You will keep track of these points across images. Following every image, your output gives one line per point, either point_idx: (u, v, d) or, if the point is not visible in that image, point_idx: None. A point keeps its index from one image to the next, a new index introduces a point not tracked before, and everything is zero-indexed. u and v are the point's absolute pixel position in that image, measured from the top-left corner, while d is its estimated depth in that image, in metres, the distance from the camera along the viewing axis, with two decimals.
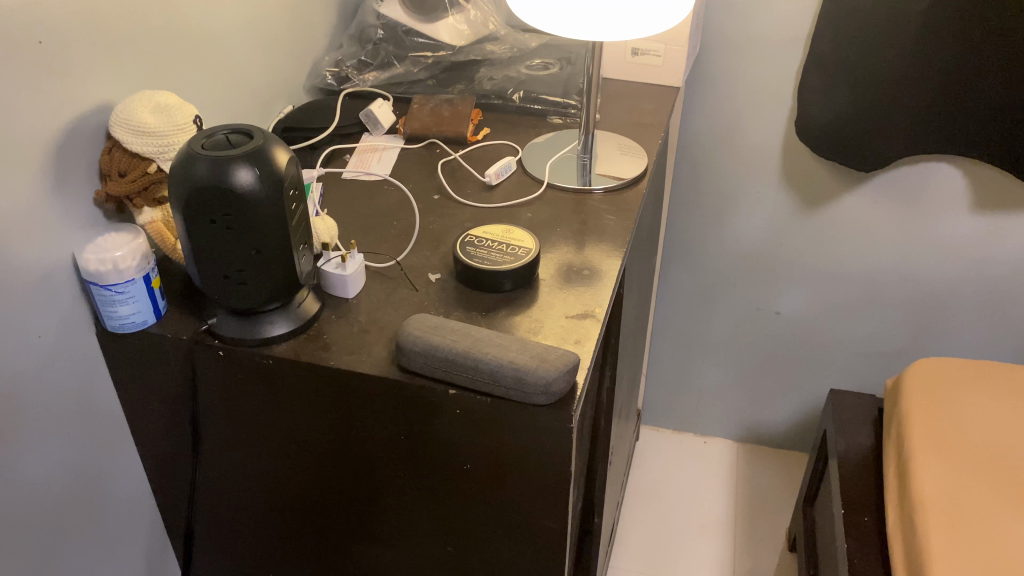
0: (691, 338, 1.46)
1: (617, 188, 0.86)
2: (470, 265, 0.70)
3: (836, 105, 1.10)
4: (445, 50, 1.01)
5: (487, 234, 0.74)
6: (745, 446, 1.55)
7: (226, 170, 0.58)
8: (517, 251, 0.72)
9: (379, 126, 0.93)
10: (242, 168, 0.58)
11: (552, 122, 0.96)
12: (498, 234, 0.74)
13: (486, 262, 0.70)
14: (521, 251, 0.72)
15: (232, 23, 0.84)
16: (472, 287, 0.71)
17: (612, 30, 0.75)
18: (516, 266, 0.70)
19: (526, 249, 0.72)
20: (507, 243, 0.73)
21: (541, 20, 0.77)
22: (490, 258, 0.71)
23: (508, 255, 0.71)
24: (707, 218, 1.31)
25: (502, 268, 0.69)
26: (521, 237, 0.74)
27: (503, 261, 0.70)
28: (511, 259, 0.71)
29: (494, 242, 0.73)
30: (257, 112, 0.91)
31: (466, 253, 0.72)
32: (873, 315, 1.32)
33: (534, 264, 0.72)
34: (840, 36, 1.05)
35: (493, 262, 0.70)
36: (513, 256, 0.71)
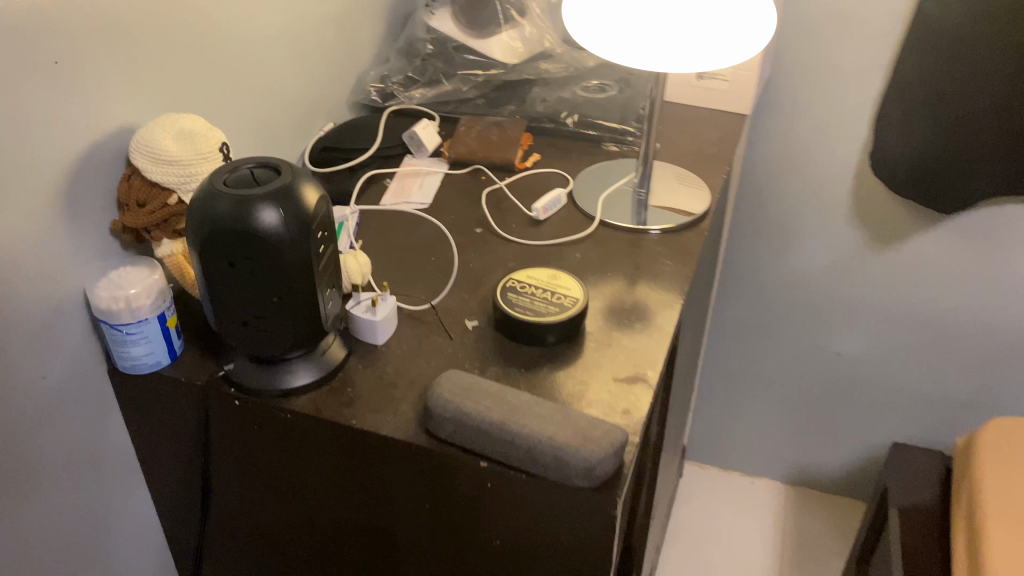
0: (743, 373, 1.38)
1: (676, 229, 0.79)
2: (513, 317, 0.64)
3: (916, 138, 1.01)
4: (497, 68, 0.95)
5: (530, 280, 0.68)
6: (794, 490, 1.47)
7: (248, 210, 0.53)
8: (564, 300, 0.65)
9: (423, 149, 0.88)
10: (265, 209, 0.53)
11: (607, 150, 0.90)
12: (542, 279, 0.68)
13: (528, 313, 0.64)
14: (567, 301, 0.65)
15: (270, 35, 0.79)
16: (512, 339, 0.65)
17: (679, 63, 0.68)
18: (563, 319, 0.63)
19: (573, 299, 0.66)
20: (553, 291, 0.67)
21: (603, 47, 0.70)
22: (534, 309, 0.64)
23: (550, 305, 0.65)
24: (768, 251, 1.23)
25: (545, 319, 0.63)
26: (568, 283, 0.67)
27: (546, 312, 0.64)
28: (555, 309, 0.64)
29: (538, 288, 0.67)
30: (295, 130, 0.86)
31: (506, 302, 0.65)
32: (944, 363, 1.22)
33: (581, 316, 0.65)
34: (924, 64, 0.96)
35: (535, 313, 0.64)
36: (558, 306, 0.65)
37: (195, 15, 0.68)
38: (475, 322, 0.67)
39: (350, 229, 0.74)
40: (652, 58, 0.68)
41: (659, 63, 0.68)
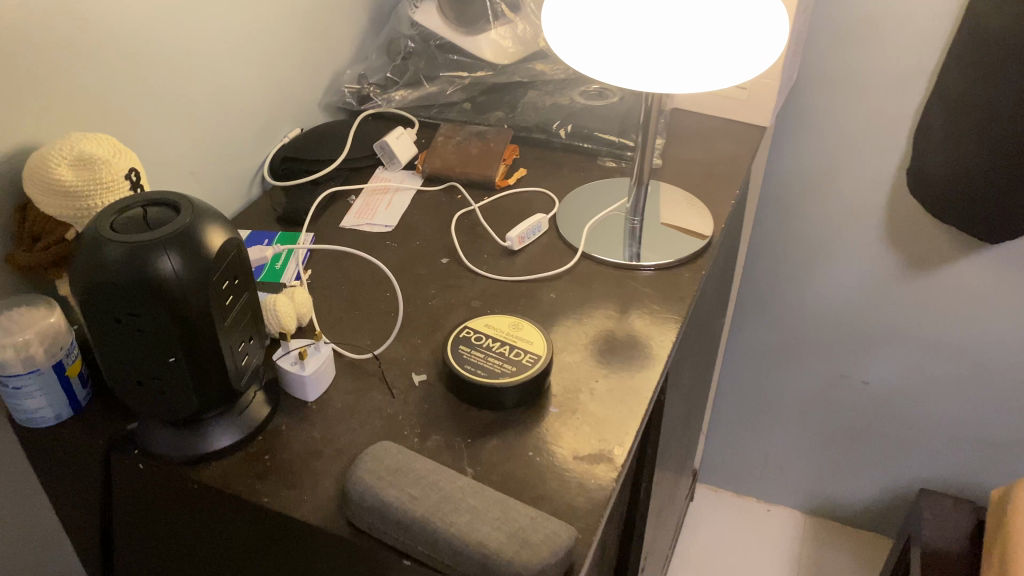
0: (762, 397, 1.28)
1: (671, 266, 0.70)
2: (464, 379, 0.55)
3: (962, 155, 0.89)
4: (485, 70, 0.87)
5: (488, 332, 0.59)
6: (813, 521, 1.37)
7: (135, 260, 0.45)
8: (525, 356, 0.56)
9: (395, 161, 0.79)
10: (155, 259, 0.45)
11: (603, 166, 0.80)
12: (502, 331, 0.59)
13: (480, 373, 0.55)
14: (527, 357, 0.56)
15: (228, 32, 0.71)
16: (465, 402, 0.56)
17: (674, 83, 0.58)
18: (521, 380, 0.54)
19: (536, 355, 0.57)
20: (513, 344, 0.58)
21: (589, 65, 0.60)
22: (489, 368, 0.56)
23: (507, 362, 0.56)
24: (792, 270, 1.13)
25: (499, 381, 0.54)
26: (534, 335, 0.58)
27: (501, 372, 0.55)
28: (512, 368, 0.56)
29: (496, 340, 0.58)
30: (258, 137, 0.77)
31: (458, 360, 0.56)
32: (984, 399, 1.10)
33: (545, 376, 0.56)
34: (973, 72, 0.85)
35: (488, 373, 0.55)
36: (516, 364, 0.56)
37: (125, 14, 0.60)
38: (425, 375, 0.58)
39: (298, 258, 0.67)
40: (636, 76, 0.58)
41: (651, 83, 0.59)
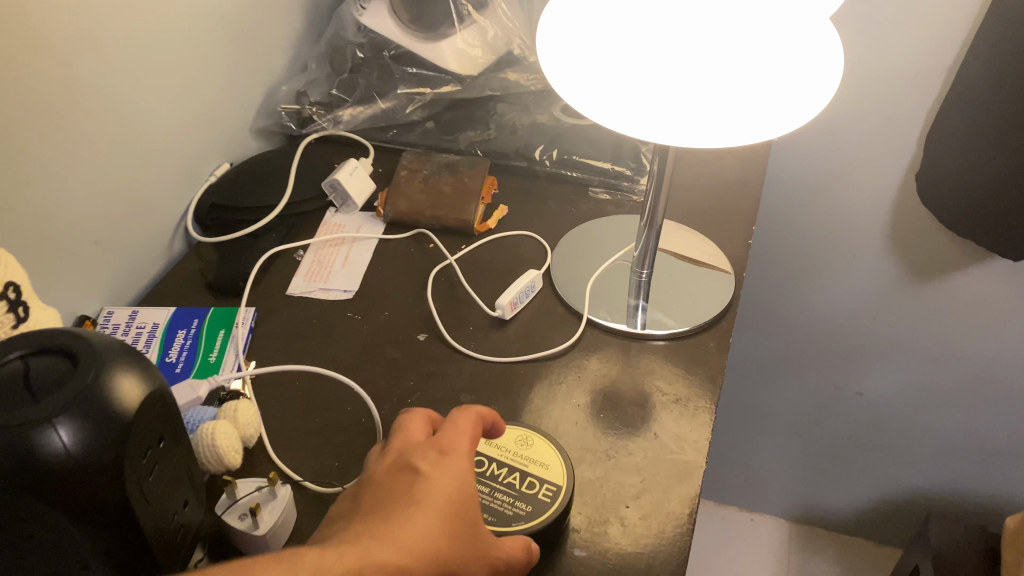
0: (747, 408, 1.21)
1: (690, 333, 0.58)
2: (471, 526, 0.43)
3: (980, 165, 0.79)
4: (450, 83, 0.73)
5: (487, 456, 0.47)
6: (799, 528, 1.32)
7: (18, 443, 0.32)
8: (542, 486, 0.46)
9: (349, 201, 0.66)
10: (49, 435, 0.32)
11: (595, 199, 0.68)
12: (506, 452, 0.48)
13: (486, 514, 0.44)
14: (545, 489, 0.46)
15: (135, 55, 0.55)
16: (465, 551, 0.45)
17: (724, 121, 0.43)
18: (546, 522, 0.44)
19: (553, 486, 0.46)
20: (522, 469, 0.47)
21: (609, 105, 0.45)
22: (499, 507, 0.44)
23: (519, 500, 0.45)
24: (784, 283, 1.05)
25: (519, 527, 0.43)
26: (547, 454, 0.48)
27: (517, 513, 0.44)
28: (526, 506, 0.44)
29: (501, 464, 0.47)
30: (179, 181, 0.62)
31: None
32: (984, 411, 1.04)
33: (565, 514, 0.45)
34: (995, 76, 0.74)
35: (500, 516, 0.44)
36: (536, 500, 0.45)
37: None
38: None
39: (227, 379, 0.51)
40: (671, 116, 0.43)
41: (690, 125, 0.43)
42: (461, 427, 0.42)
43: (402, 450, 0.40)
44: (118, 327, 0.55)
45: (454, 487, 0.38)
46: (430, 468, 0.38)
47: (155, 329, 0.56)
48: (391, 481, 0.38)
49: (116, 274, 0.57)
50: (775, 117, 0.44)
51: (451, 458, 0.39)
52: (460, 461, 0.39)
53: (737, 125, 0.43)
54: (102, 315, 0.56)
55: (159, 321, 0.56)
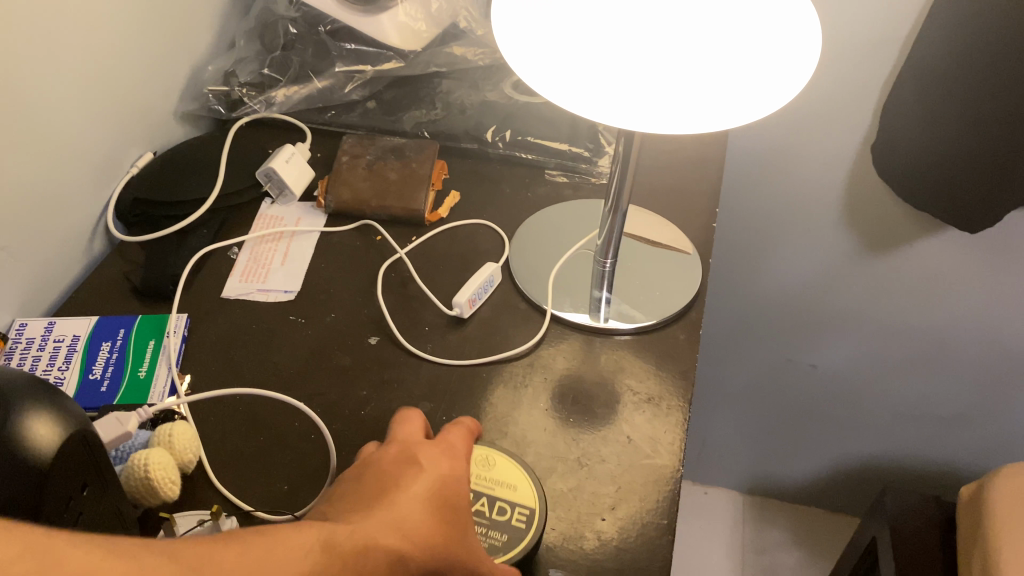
0: (700, 383, 1.20)
1: (658, 327, 0.55)
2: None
3: (937, 139, 0.77)
4: (393, 60, 0.68)
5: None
6: (752, 499, 1.32)
7: None
8: (512, 512, 0.43)
9: (288, 192, 0.61)
10: None
11: (551, 182, 0.65)
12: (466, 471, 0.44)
13: None
14: (517, 515, 0.42)
15: (37, 39, 0.48)
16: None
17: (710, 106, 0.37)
18: (523, 554, 0.41)
19: (525, 510, 0.43)
20: (488, 491, 0.43)
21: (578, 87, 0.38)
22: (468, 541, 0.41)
23: (491, 530, 0.42)
24: (737, 258, 1.03)
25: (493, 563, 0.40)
26: (513, 472, 0.45)
27: (489, 546, 0.41)
28: (498, 538, 0.41)
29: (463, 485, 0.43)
30: (97, 173, 0.56)
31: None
32: (934, 378, 1.04)
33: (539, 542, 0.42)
34: (956, 48, 0.71)
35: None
36: (508, 529, 0.41)
37: None
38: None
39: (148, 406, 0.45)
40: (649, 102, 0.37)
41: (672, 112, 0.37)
42: (462, 436, 0.40)
43: (403, 444, 0.38)
44: (33, 341, 0.50)
45: (456, 488, 0.36)
46: (428, 468, 0.36)
47: (76, 342, 0.50)
48: (392, 469, 0.35)
49: (29, 282, 0.52)
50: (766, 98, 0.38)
51: (454, 461, 0.37)
52: (457, 468, 0.37)
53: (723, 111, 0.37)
54: (14, 329, 0.50)
55: (80, 333, 0.51)
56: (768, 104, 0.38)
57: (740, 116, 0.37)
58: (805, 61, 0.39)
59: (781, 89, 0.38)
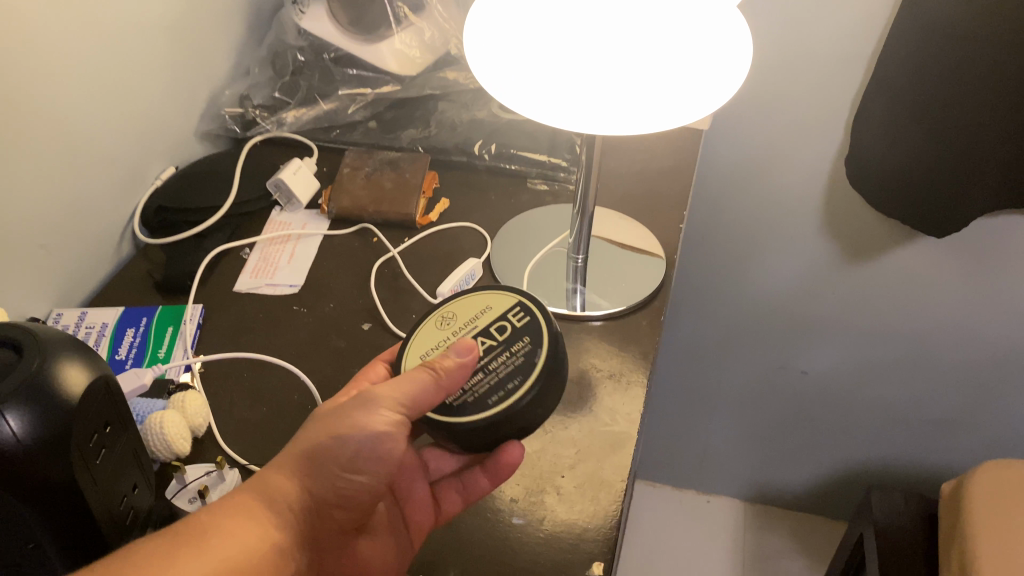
0: (697, 392, 1.25)
1: (625, 314, 0.61)
2: (496, 413, 0.45)
3: (904, 150, 0.82)
4: (391, 84, 0.75)
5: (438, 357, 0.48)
6: (754, 506, 1.36)
7: None
8: (507, 318, 0.49)
9: (295, 201, 0.68)
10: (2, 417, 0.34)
11: (534, 191, 0.71)
12: (444, 338, 0.49)
13: (501, 367, 0.47)
14: (513, 317, 0.49)
15: (71, 70, 0.56)
16: (512, 437, 0.46)
17: (664, 105, 0.45)
18: (545, 329, 0.48)
19: (517, 309, 0.50)
20: (480, 321, 0.50)
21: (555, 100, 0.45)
22: (513, 363, 0.47)
23: (510, 340, 0.48)
24: (724, 270, 1.08)
25: (545, 355, 0.47)
26: (474, 305, 0.51)
27: (531, 349, 0.47)
28: (522, 339, 0.48)
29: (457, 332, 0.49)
30: (123, 183, 0.64)
31: (467, 401, 0.45)
32: (920, 381, 1.09)
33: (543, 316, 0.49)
34: (913, 65, 0.77)
35: (523, 369, 0.46)
36: (524, 329, 0.48)
37: None
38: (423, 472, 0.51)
39: (176, 365, 0.54)
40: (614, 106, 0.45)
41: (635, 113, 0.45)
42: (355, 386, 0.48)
43: None
44: (67, 328, 0.57)
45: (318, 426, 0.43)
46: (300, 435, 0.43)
47: (104, 328, 0.57)
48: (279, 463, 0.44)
49: (64, 276, 0.59)
50: (707, 96, 0.46)
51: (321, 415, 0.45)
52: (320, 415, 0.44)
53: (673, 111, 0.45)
54: (51, 317, 0.58)
55: (108, 321, 0.58)
56: (710, 104, 0.46)
57: (690, 113, 0.45)
58: (738, 63, 0.47)
59: (721, 88, 0.46)
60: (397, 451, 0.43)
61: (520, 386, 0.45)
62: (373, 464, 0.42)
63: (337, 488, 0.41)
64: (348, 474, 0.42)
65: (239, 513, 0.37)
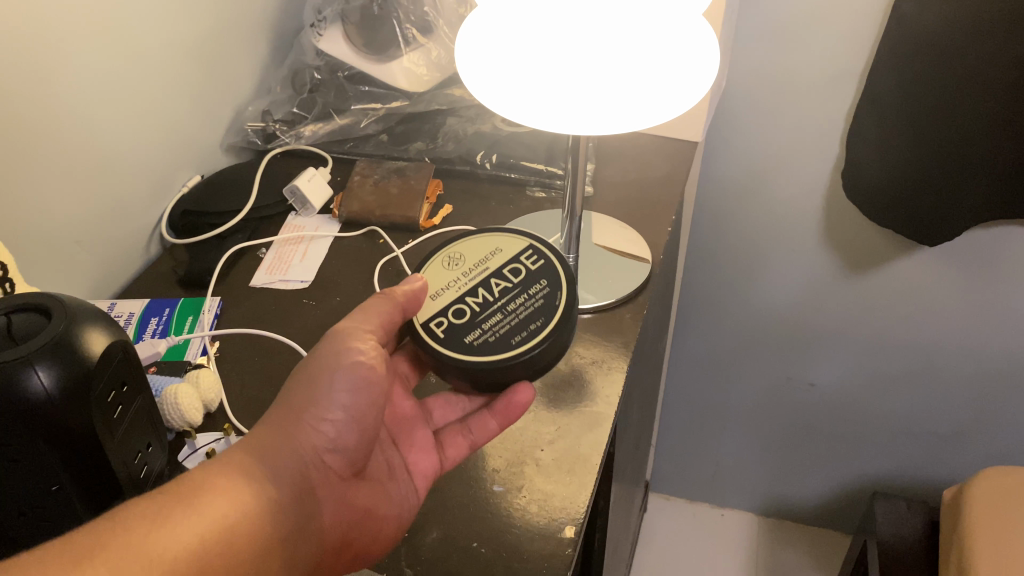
0: (707, 404, 1.28)
1: (611, 308, 0.65)
2: (525, 353, 0.51)
3: (895, 163, 0.85)
4: (400, 100, 0.82)
5: (453, 297, 0.54)
6: (767, 520, 1.38)
7: (9, 378, 0.39)
8: (521, 261, 0.55)
9: (309, 206, 0.74)
10: (34, 373, 0.39)
11: (533, 197, 0.75)
12: (455, 278, 0.55)
13: (525, 308, 0.53)
14: (528, 259, 0.55)
15: (103, 85, 0.62)
16: (522, 381, 0.52)
17: (643, 105, 0.47)
18: (562, 270, 0.54)
19: (529, 252, 0.55)
20: (492, 261, 0.55)
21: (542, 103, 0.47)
22: (534, 304, 0.53)
23: (529, 283, 0.54)
24: (728, 284, 1.12)
25: (564, 297, 0.53)
26: (484, 246, 0.56)
27: (549, 291, 0.53)
28: (541, 283, 0.54)
29: (470, 271, 0.55)
30: (150, 190, 0.70)
31: (490, 339, 0.51)
32: (925, 392, 1.10)
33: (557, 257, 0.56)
34: (900, 81, 0.80)
35: (545, 311, 0.52)
36: (540, 272, 0.54)
37: None
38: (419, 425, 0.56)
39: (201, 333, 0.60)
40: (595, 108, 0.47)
41: (614, 113, 0.47)
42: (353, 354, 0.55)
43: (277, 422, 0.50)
44: None
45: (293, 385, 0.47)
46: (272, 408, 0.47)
47: (130, 318, 0.63)
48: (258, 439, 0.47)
49: (96, 272, 0.65)
50: (680, 95, 0.48)
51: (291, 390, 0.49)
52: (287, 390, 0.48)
53: (651, 109, 0.47)
54: None
55: (134, 312, 0.63)
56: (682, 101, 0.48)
57: (665, 109, 0.48)
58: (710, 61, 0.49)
59: (694, 85, 0.48)
60: (376, 383, 0.48)
61: (545, 325, 0.52)
62: (353, 398, 0.47)
63: (324, 433, 0.46)
64: (330, 417, 0.46)
65: (230, 469, 0.40)
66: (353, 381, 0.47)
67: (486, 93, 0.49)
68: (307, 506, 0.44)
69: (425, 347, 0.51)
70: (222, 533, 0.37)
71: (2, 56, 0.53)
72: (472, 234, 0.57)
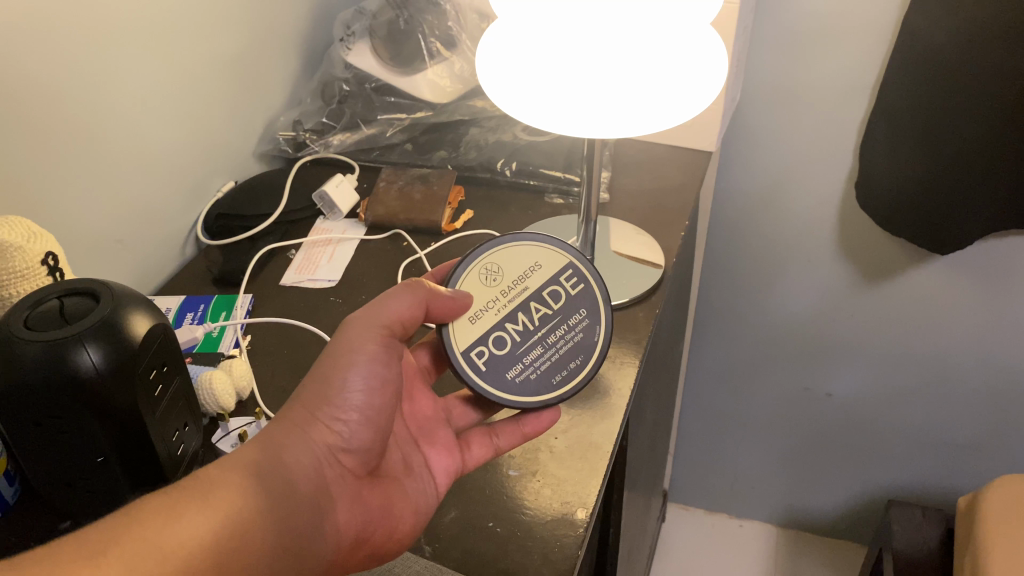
0: (725, 414, 1.29)
1: (624, 307, 0.68)
2: (563, 397, 0.54)
3: (905, 173, 0.87)
4: (424, 110, 0.85)
5: (493, 321, 0.53)
6: (785, 531, 1.39)
7: (59, 356, 0.42)
8: (561, 283, 0.55)
9: (336, 210, 0.77)
10: (81, 352, 0.42)
11: (551, 203, 0.78)
12: (494, 297, 0.54)
13: (564, 343, 0.55)
14: (569, 282, 0.56)
15: (144, 92, 0.66)
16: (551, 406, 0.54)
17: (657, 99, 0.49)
18: (602, 301, 0.56)
19: (569, 272, 0.56)
20: (532, 281, 0.55)
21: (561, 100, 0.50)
22: (573, 340, 0.55)
23: (570, 312, 0.55)
24: (745, 294, 1.13)
25: (603, 335, 0.55)
26: (522, 258, 0.55)
27: (588, 325, 0.55)
28: (581, 313, 0.55)
29: (511, 291, 0.54)
30: (188, 193, 0.73)
31: (532, 377, 0.53)
32: (942, 402, 1.11)
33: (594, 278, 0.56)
34: (909, 93, 0.82)
35: (584, 350, 0.55)
36: (580, 299, 0.56)
37: (26, 87, 0.55)
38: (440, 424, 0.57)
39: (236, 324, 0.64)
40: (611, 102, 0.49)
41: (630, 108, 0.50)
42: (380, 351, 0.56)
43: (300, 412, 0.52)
44: None
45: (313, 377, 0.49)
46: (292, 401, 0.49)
47: (168, 312, 0.67)
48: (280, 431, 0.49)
49: (136, 269, 0.68)
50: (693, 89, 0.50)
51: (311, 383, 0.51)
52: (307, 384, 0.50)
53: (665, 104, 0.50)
54: None
55: (171, 307, 0.67)
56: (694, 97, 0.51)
57: (678, 104, 0.50)
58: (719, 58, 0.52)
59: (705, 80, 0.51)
60: (386, 382, 0.50)
61: (585, 368, 0.54)
62: (366, 398, 0.49)
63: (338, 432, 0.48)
64: (344, 417, 0.48)
65: (244, 461, 0.43)
66: (366, 382, 0.49)
67: (505, 95, 0.51)
68: (324, 502, 0.46)
69: (469, 378, 0.52)
70: (229, 533, 0.39)
71: (52, 63, 0.57)
72: (510, 239, 0.55)
